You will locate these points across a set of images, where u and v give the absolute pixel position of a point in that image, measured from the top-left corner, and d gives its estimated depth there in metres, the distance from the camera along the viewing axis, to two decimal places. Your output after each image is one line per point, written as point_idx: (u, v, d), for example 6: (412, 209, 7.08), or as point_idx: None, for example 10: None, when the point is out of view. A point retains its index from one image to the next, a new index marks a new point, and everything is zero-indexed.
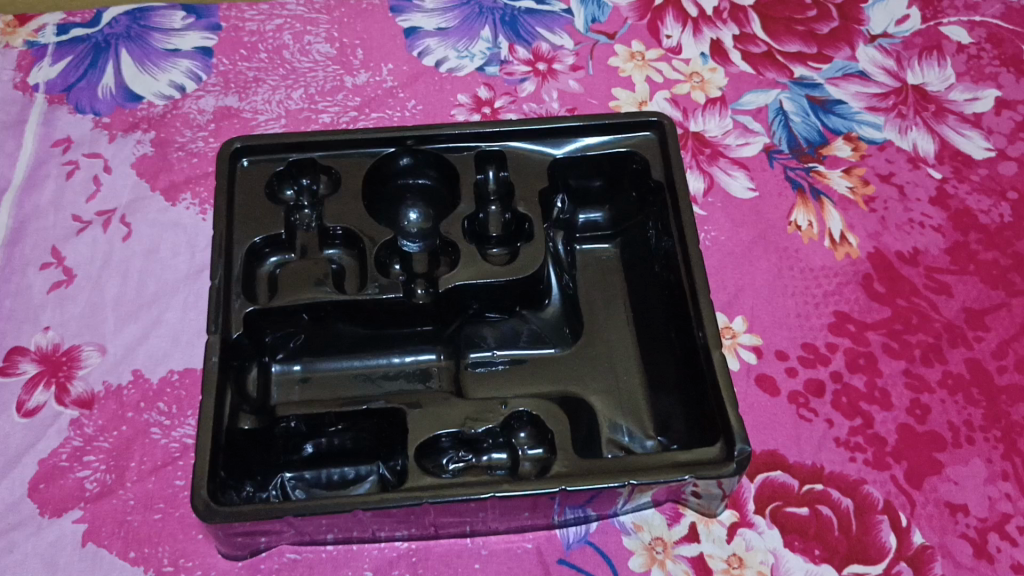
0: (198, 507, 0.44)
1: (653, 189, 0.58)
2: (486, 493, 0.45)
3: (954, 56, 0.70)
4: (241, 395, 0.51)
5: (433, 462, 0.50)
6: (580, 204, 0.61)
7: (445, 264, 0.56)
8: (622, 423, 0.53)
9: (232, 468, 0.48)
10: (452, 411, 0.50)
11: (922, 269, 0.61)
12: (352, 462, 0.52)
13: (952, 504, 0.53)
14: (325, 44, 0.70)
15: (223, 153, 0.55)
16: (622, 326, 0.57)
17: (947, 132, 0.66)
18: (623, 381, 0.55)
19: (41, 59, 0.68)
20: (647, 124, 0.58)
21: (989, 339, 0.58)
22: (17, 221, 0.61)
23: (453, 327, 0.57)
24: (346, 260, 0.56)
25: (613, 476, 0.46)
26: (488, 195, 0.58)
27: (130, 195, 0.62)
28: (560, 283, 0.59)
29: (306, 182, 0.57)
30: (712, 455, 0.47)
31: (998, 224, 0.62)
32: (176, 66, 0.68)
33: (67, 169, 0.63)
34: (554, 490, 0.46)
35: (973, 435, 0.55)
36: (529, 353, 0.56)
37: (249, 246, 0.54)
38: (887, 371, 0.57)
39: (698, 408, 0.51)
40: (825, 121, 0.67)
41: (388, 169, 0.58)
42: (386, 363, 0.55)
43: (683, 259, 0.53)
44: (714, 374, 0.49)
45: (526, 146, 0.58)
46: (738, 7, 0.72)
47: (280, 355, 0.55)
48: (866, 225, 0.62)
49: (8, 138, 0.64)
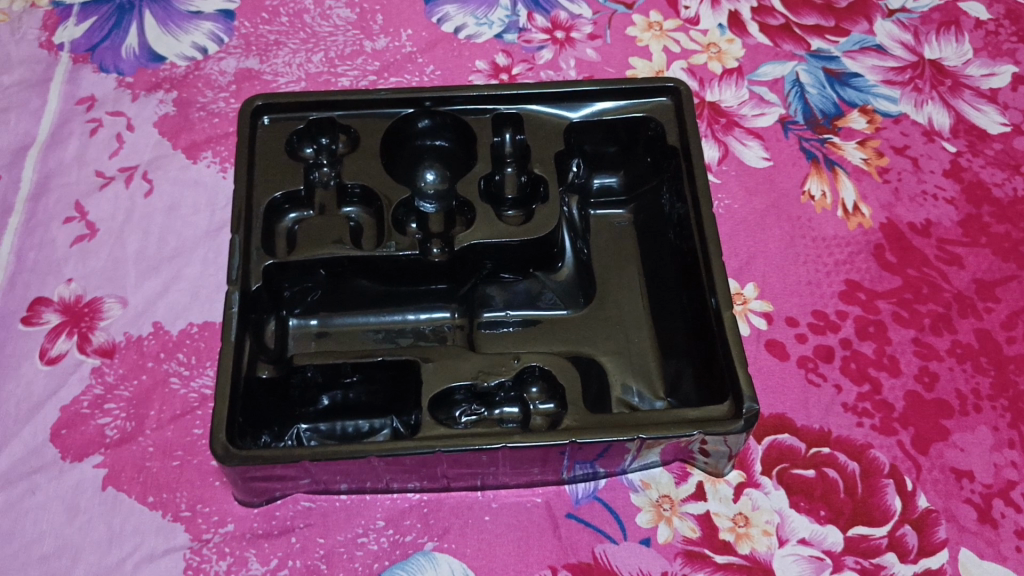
0: (216, 450, 0.45)
1: (667, 154, 0.58)
2: (498, 444, 0.46)
3: (972, 31, 0.70)
4: (259, 346, 0.52)
5: (446, 414, 0.51)
6: (594, 169, 0.62)
7: (461, 224, 0.57)
8: (632, 383, 0.54)
9: (250, 417, 0.49)
10: (465, 364, 0.51)
11: (934, 241, 0.61)
12: (366, 416, 0.53)
13: (958, 469, 0.53)
14: (345, 9, 0.70)
15: (244, 110, 0.56)
16: (634, 290, 0.57)
17: (963, 107, 0.66)
18: (635, 344, 0.56)
19: (67, 19, 0.69)
20: (663, 89, 0.59)
21: (999, 310, 0.58)
22: (41, 176, 0.62)
23: (467, 286, 0.58)
24: (364, 218, 0.57)
25: (622, 430, 0.47)
26: (504, 157, 0.59)
27: (153, 153, 0.63)
28: (573, 247, 0.59)
29: (326, 141, 0.58)
30: (720, 413, 0.48)
31: (1011, 197, 0.63)
32: (198, 28, 0.69)
33: (91, 126, 0.64)
34: (564, 442, 0.47)
35: (981, 403, 0.55)
36: (542, 314, 0.57)
37: (269, 201, 0.55)
38: (896, 339, 0.57)
39: (706, 368, 0.52)
40: (841, 93, 0.67)
41: (406, 131, 0.59)
42: (401, 320, 0.57)
43: (696, 223, 0.54)
44: (724, 334, 0.50)
45: (542, 110, 0.59)
46: None
47: (297, 309, 0.56)
48: (879, 195, 0.63)
49: (33, 96, 0.65)
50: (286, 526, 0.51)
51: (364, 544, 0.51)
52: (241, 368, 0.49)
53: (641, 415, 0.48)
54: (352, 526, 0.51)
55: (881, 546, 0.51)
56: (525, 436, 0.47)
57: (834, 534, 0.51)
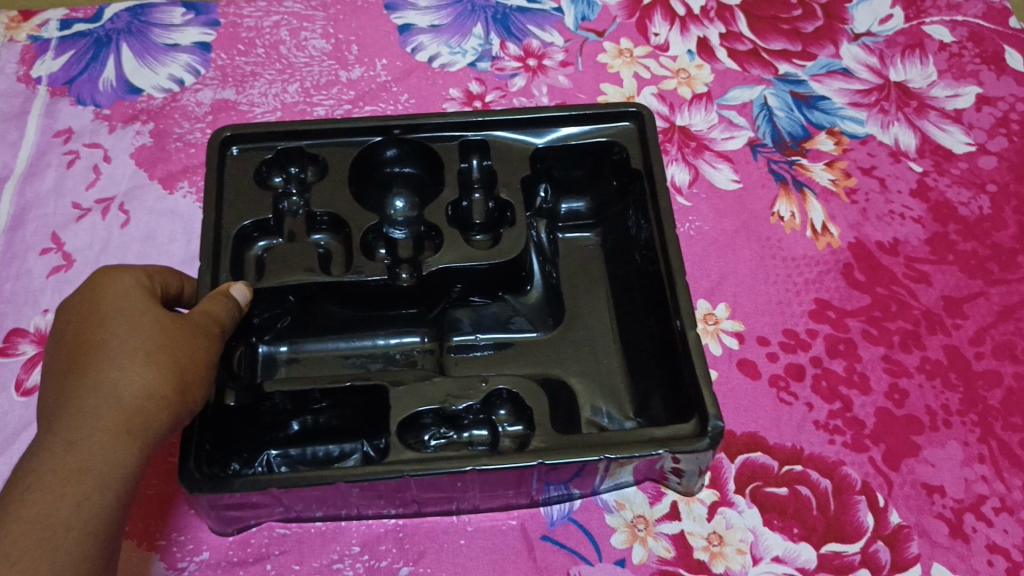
0: (186, 477, 0.46)
1: (632, 177, 0.59)
2: (465, 467, 0.46)
3: (936, 54, 0.71)
4: (227, 372, 0.52)
5: (415, 438, 0.51)
6: (562, 194, 0.63)
7: (429, 249, 0.58)
8: (600, 404, 0.54)
9: (217, 444, 0.50)
10: (435, 387, 0.51)
11: (903, 259, 0.62)
12: (336, 440, 0.53)
13: (929, 485, 0.54)
14: (321, 40, 0.71)
15: (212, 140, 0.57)
16: (602, 311, 0.58)
17: (928, 127, 0.67)
18: (603, 366, 0.56)
19: (45, 53, 0.70)
20: (626, 114, 0.60)
21: (967, 326, 0.59)
22: (19, 208, 0.63)
23: (437, 311, 0.58)
24: (333, 244, 0.58)
25: (590, 450, 0.47)
26: (472, 183, 0.59)
27: (129, 184, 0.64)
28: (542, 271, 0.60)
29: (294, 170, 0.59)
30: (685, 431, 0.48)
31: (977, 215, 0.64)
32: (175, 60, 0.70)
33: (68, 158, 0.65)
34: (532, 464, 0.47)
35: (950, 419, 0.56)
36: (514, 337, 0.58)
37: (238, 228, 0.55)
38: (867, 356, 0.58)
39: (672, 387, 0.52)
40: (809, 116, 0.68)
41: (375, 159, 0.60)
42: (371, 344, 0.57)
43: (659, 246, 0.55)
44: (689, 354, 0.50)
45: (507, 137, 0.60)
46: (725, 7, 0.74)
47: (267, 336, 0.56)
48: (847, 216, 0.64)
49: (11, 129, 0.66)
50: (261, 553, 0.51)
51: (340, 570, 0.51)
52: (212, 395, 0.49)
53: (608, 434, 0.48)
54: (328, 551, 0.51)
55: (854, 562, 0.52)
56: (492, 458, 0.47)
57: (807, 551, 0.52)
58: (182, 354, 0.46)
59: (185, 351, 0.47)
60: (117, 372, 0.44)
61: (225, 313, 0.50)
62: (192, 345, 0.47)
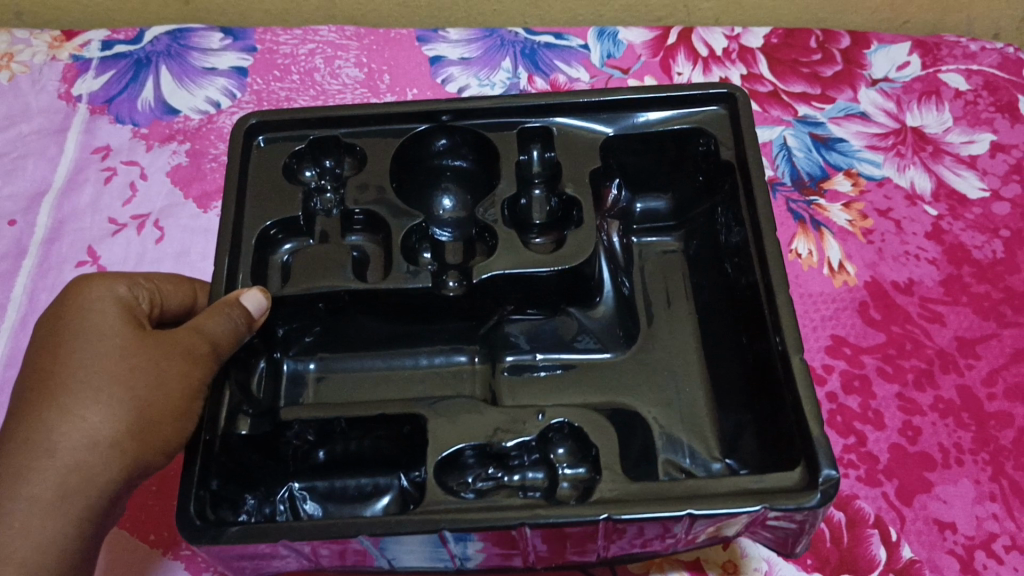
0: (186, 525, 0.43)
1: (722, 172, 0.58)
2: (515, 520, 0.43)
3: (951, 101, 0.73)
4: (245, 397, 0.53)
5: (458, 480, 0.50)
6: (637, 192, 0.64)
7: (480, 252, 0.60)
8: (686, 441, 0.54)
9: (233, 483, 0.50)
10: (481, 423, 0.50)
11: (917, 299, 0.63)
12: (368, 474, 0.54)
13: (941, 521, 0.55)
14: (354, 69, 0.74)
15: (239, 128, 0.58)
16: (686, 332, 0.58)
17: (943, 172, 0.69)
18: (685, 393, 0.56)
19: (86, 72, 0.72)
20: (717, 97, 0.59)
21: (980, 366, 0.60)
22: (56, 221, 0.65)
23: (487, 326, 0.59)
24: (369, 246, 0.59)
25: (672, 503, 0.43)
26: (533, 177, 0.60)
27: (165, 202, 0.66)
28: (615, 283, 0.61)
29: (329, 165, 0.60)
30: (789, 484, 0.44)
31: (991, 259, 0.65)
32: (212, 84, 0.72)
33: (105, 174, 0.67)
34: (601, 516, 0.43)
35: (962, 457, 0.57)
36: (578, 357, 0.58)
37: (259, 231, 0.55)
38: (881, 393, 0.59)
39: (770, 423, 0.50)
40: (827, 157, 0.70)
41: (426, 152, 0.61)
42: (412, 364, 0.58)
43: (755, 253, 0.53)
44: (793, 380, 0.47)
45: (573, 123, 0.59)
46: (746, 49, 0.76)
47: (292, 351, 0.58)
48: (863, 255, 0.65)
49: (51, 144, 0.69)
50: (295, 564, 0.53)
51: None
52: (202, 430, 0.47)
53: (693, 486, 0.44)
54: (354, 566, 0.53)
55: None
56: (551, 509, 0.43)
57: None
58: (148, 386, 0.45)
59: (151, 380, 0.45)
60: (72, 409, 0.44)
61: (221, 329, 0.48)
62: (161, 373, 0.46)
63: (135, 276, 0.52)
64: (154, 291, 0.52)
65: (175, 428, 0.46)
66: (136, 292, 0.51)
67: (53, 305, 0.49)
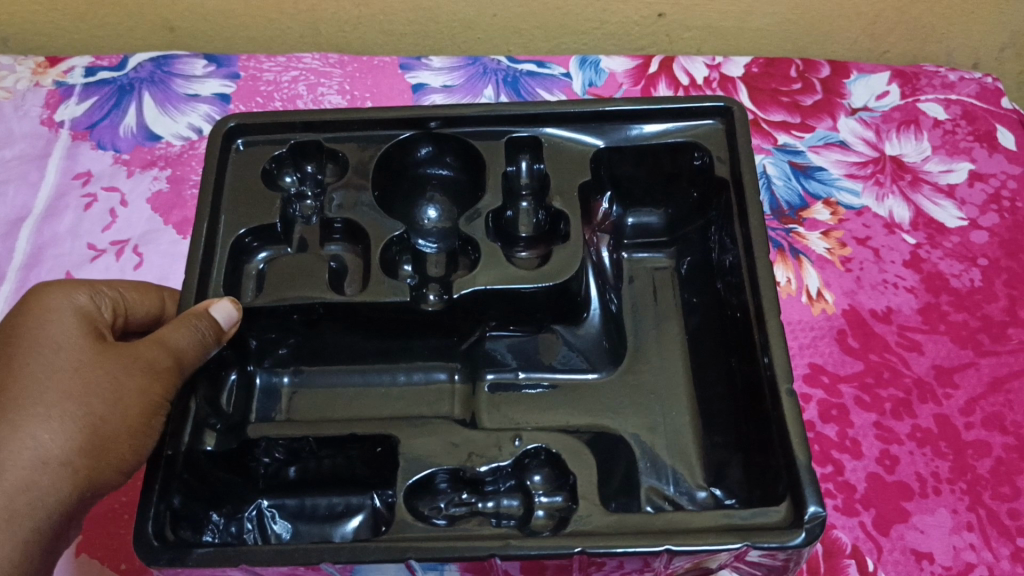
0: (143, 545, 0.43)
1: (717, 187, 0.58)
2: (484, 552, 0.42)
3: (930, 130, 0.74)
4: (214, 410, 0.53)
5: (431, 506, 0.50)
6: (630, 208, 0.63)
7: (462, 266, 0.59)
8: (670, 467, 0.53)
9: (200, 496, 0.50)
10: (450, 449, 0.50)
11: (896, 327, 0.63)
12: (342, 492, 0.54)
13: (918, 551, 0.55)
14: (337, 96, 0.74)
15: (218, 130, 0.58)
16: (676, 355, 0.58)
17: (921, 201, 0.70)
18: (671, 419, 0.55)
19: (68, 98, 0.73)
20: (714, 111, 0.59)
21: (957, 396, 0.60)
22: (35, 246, 0.65)
23: (468, 343, 0.59)
24: (349, 257, 0.59)
25: (650, 538, 0.43)
26: (519, 190, 0.61)
27: (145, 228, 0.66)
28: (603, 300, 0.61)
29: (311, 170, 0.60)
30: (775, 522, 0.44)
31: (969, 287, 0.65)
32: (195, 110, 0.72)
33: (86, 201, 0.67)
34: (573, 549, 0.43)
35: (940, 486, 0.57)
36: (561, 376, 0.58)
37: (235, 239, 0.55)
38: (858, 422, 0.59)
39: (758, 455, 0.50)
40: (806, 185, 0.71)
41: (410, 160, 0.61)
42: (392, 381, 0.58)
43: (745, 274, 0.53)
44: (780, 409, 0.47)
45: (563, 135, 0.60)
46: (727, 78, 0.77)
47: (265, 363, 0.58)
48: (841, 283, 0.66)
49: (32, 170, 0.69)
50: None
51: None
52: (166, 445, 0.47)
53: (674, 521, 0.44)
54: None
55: None
56: (521, 541, 0.43)
57: None
58: (103, 404, 0.46)
59: (107, 397, 0.46)
60: (24, 427, 0.44)
61: (187, 341, 0.48)
62: (118, 389, 0.46)
63: (98, 284, 0.53)
64: (118, 300, 0.53)
65: (132, 447, 0.46)
66: (98, 301, 0.51)
67: (11, 313, 0.49)
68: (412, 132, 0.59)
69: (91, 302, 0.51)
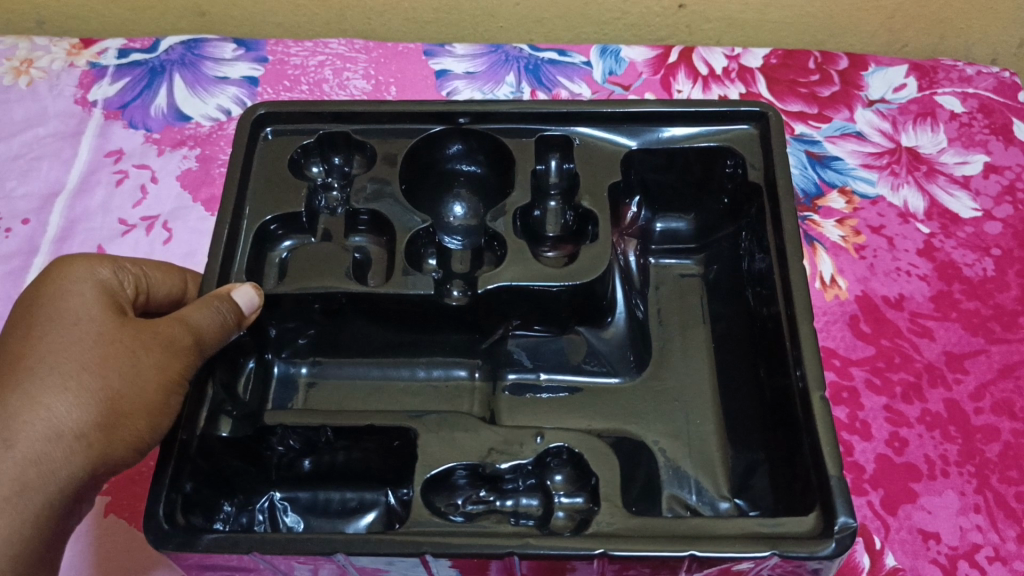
0: (154, 529, 0.45)
1: (750, 197, 0.59)
2: (503, 549, 0.43)
3: (946, 123, 0.75)
4: (231, 397, 0.54)
5: (448, 501, 0.51)
6: (658, 214, 0.65)
7: (490, 260, 0.61)
8: (693, 477, 0.54)
9: (214, 484, 0.51)
10: (475, 441, 0.51)
11: (907, 313, 0.64)
12: (354, 488, 0.56)
13: (925, 531, 0.56)
14: (362, 81, 0.75)
15: (247, 117, 0.60)
16: (703, 360, 0.59)
17: (935, 191, 0.70)
18: (695, 427, 0.56)
19: (102, 79, 0.75)
20: (749, 115, 0.60)
21: (967, 381, 0.61)
22: (68, 220, 0.67)
23: (490, 342, 0.60)
24: (374, 247, 0.61)
25: (673, 543, 0.44)
26: (548, 187, 0.62)
27: (174, 205, 0.68)
28: (629, 305, 0.62)
29: (339, 162, 0.62)
30: (806, 529, 0.45)
31: (981, 276, 0.66)
32: (223, 92, 0.74)
33: (117, 177, 0.69)
34: (596, 551, 0.44)
35: (948, 469, 0.58)
36: (586, 381, 0.59)
37: (259, 225, 0.57)
38: (869, 405, 0.60)
39: (786, 468, 0.51)
40: (822, 174, 0.72)
41: (438, 156, 0.63)
42: (410, 376, 0.60)
43: (779, 283, 0.53)
44: (812, 421, 0.48)
45: (597, 134, 0.61)
46: (746, 69, 0.78)
47: (284, 352, 0.59)
48: (855, 270, 0.67)
49: (65, 147, 0.71)
50: None
51: None
52: (180, 428, 0.49)
53: (700, 525, 0.45)
54: None
55: None
56: (541, 538, 0.44)
57: None
58: (121, 379, 0.47)
59: (125, 372, 0.47)
60: (39, 397, 0.45)
61: (207, 321, 0.49)
62: (137, 365, 0.47)
63: (122, 259, 0.53)
64: (140, 275, 0.54)
65: (148, 424, 0.47)
66: (120, 276, 0.52)
67: (31, 285, 0.50)
68: (442, 127, 0.60)
69: (114, 277, 0.52)
